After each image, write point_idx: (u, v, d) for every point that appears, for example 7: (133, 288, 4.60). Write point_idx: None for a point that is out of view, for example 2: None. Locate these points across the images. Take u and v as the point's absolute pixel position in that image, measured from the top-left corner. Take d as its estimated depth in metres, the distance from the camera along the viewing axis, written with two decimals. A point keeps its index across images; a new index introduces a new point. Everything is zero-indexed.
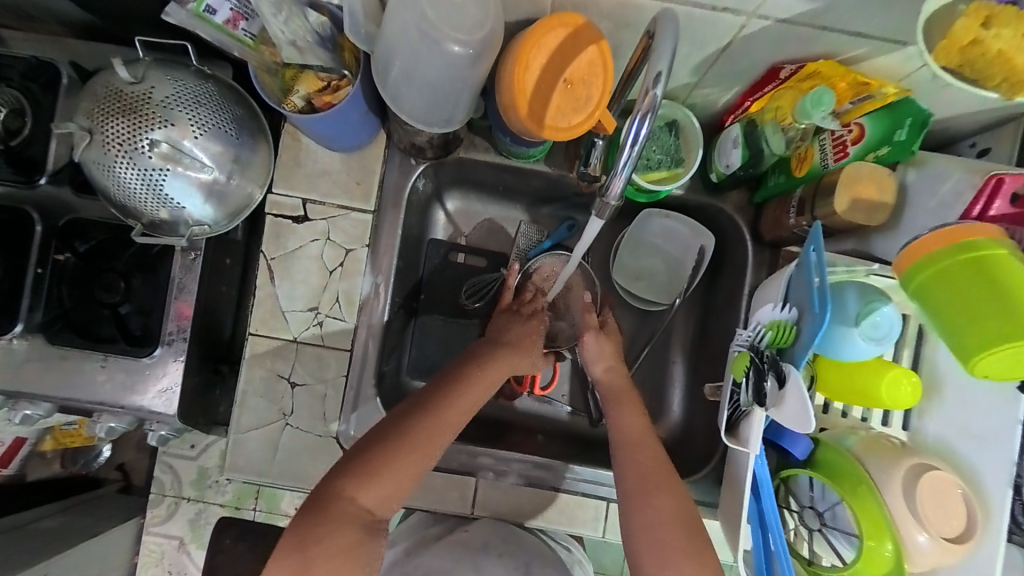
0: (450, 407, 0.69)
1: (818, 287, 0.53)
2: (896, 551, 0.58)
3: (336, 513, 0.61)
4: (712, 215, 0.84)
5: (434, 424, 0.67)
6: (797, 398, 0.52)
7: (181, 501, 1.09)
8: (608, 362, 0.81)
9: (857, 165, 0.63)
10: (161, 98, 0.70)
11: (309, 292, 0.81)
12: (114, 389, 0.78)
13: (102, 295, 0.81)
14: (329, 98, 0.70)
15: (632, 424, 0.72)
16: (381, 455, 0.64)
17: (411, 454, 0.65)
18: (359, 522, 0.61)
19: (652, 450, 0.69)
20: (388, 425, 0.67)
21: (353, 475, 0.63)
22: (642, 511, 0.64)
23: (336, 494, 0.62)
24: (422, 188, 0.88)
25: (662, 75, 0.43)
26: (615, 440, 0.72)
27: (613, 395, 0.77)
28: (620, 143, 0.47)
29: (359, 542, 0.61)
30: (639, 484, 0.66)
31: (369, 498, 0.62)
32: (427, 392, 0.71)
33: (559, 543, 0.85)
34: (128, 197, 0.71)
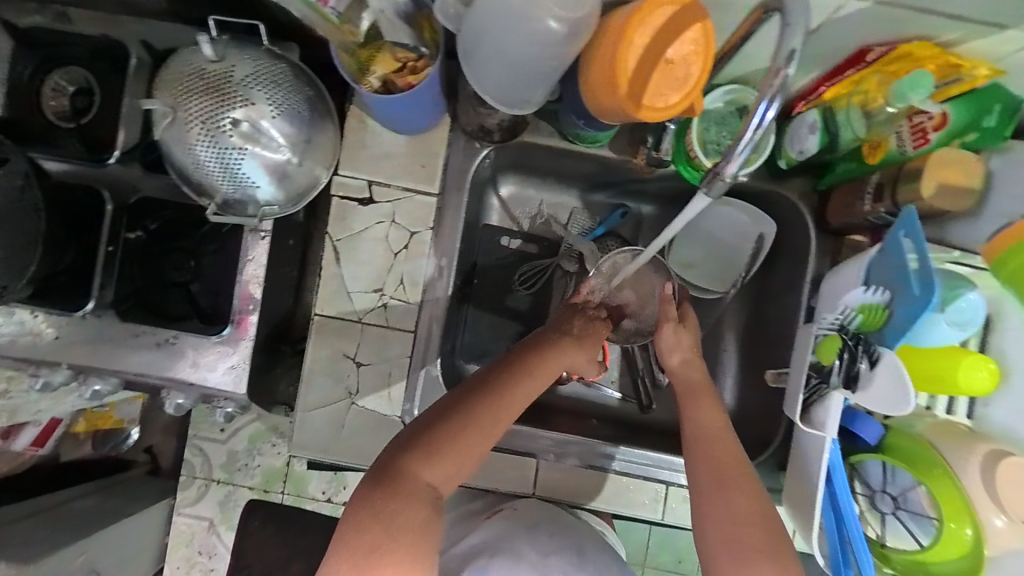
0: (512, 389, 0.68)
1: (922, 270, 0.56)
2: (976, 533, 0.59)
3: (401, 491, 0.60)
4: (774, 202, 0.84)
5: (499, 403, 0.67)
6: (890, 379, 0.57)
7: (211, 483, 1.20)
8: (687, 352, 0.79)
9: (941, 152, 0.64)
10: (242, 77, 0.71)
11: (373, 274, 0.82)
12: (185, 366, 0.80)
13: (172, 273, 0.83)
14: (410, 79, 0.71)
15: (708, 420, 0.71)
16: (446, 432, 0.63)
17: (478, 434, 0.64)
18: (427, 500, 0.61)
19: (730, 447, 0.69)
20: (449, 402, 0.66)
21: (419, 452, 0.62)
22: (716, 508, 0.64)
23: (403, 471, 0.61)
24: (482, 172, 0.89)
25: (796, 53, 0.43)
26: (689, 434, 0.71)
27: (686, 390, 0.75)
28: (741, 123, 0.46)
29: (427, 521, 0.60)
30: (713, 480, 0.66)
31: (434, 476, 0.62)
32: (487, 371, 0.70)
33: (597, 524, 0.86)
34: (206, 176, 0.72)
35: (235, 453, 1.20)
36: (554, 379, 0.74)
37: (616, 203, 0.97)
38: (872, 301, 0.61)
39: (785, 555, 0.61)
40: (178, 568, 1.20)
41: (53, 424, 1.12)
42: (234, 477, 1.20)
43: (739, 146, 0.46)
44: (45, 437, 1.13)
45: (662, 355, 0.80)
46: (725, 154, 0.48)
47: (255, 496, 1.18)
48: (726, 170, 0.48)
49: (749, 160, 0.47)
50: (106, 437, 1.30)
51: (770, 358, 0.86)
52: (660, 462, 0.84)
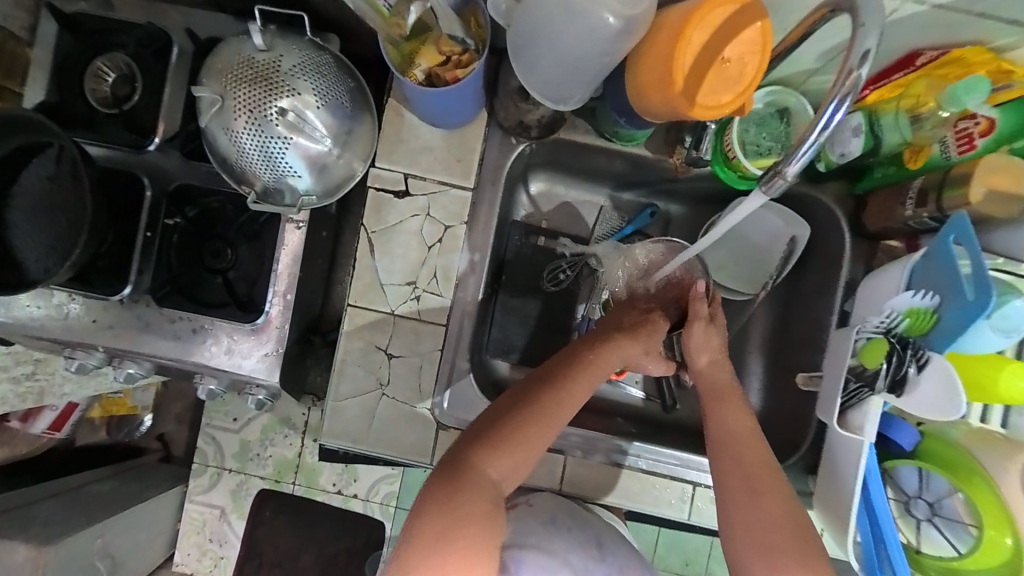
0: (574, 385, 0.69)
1: (977, 275, 0.57)
2: (1015, 541, 0.60)
3: (467, 483, 0.61)
4: (809, 206, 0.84)
5: (560, 399, 0.68)
6: (941, 386, 0.57)
7: (223, 471, 1.18)
8: (715, 354, 0.78)
9: (990, 158, 0.63)
10: (289, 67, 0.71)
11: (408, 266, 0.83)
12: (220, 353, 0.81)
13: (210, 261, 0.83)
14: (454, 73, 0.71)
15: (735, 423, 0.71)
16: (509, 425, 0.64)
17: (539, 428, 0.65)
18: (491, 492, 0.62)
19: (758, 451, 0.68)
20: (511, 397, 0.68)
21: (483, 445, 0.63)
22: (746, 511, 0.64)
23: (467, 463, 0.62)
24: (516, 168, 0.89)
25: (871, 53, 0.44)
26: (713, 437, 0.71)
27: (713, 393, 0.75)
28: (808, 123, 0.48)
29: (491, 512, 0.60)
30: (740, 485, 0.66)
31: (497, 469, 0.63)
32: (546, 368, 0.71)
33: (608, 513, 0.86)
34: (250, 165, 0.73)
35: (246, 443, 1.19)
36: (612, 373, 0.75)
37: (645, 203, 0.97)
38: (921, 306, 0.62)
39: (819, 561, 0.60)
40: (189, 555, 1.19)
41: (69, 409, 1.17)
42: (247, 467, 1.18)
43: (803, 148, 0.48)
44: (62, 423, 1.18)
45: (688, 356, 0.79)
46: (788, 153, 0.49)
47: (266, 486, 1.17)
48: (788, 168, 0.49)
49: (810, 161, 0.49)
50: (120, 424, 1.31)
51: (800, 362, 0.86)
52: (687, 462, 0.84)
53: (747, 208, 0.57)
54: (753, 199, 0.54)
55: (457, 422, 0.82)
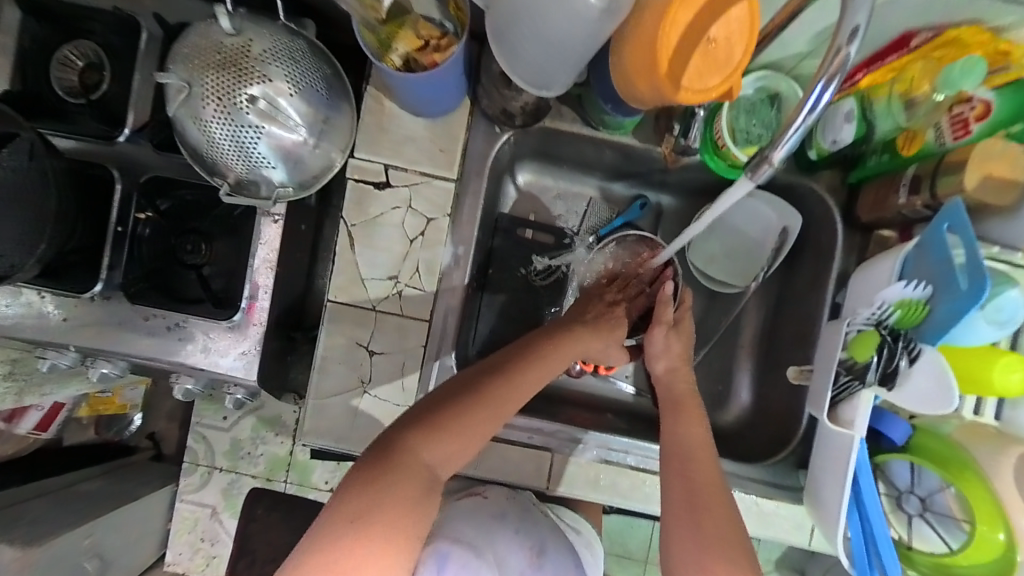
0: (523, 376, 0.69)
1: (972, 266, 0.55)
2: (1008, 538, 0.58)
3: (399, 464, 0.58)
4: (802, 195, 0.83)
5: (508, 388, 0.67)
6: (933, 378, 0.56)
7: (214, 471, 1.19)
8: (674, 360, 0.81)
9: (988, 143, 0.61)
10: (259, 52, 0.68)
11: (390, 261, 0.80)
12: (193, 350, 0.79)
13: (186, 256, 0.80)
14: (435, 57, 0.68)
15: (688, 435, 0.71)
16: (454, 410, 0.63)
17: (485, 415, 0.64)
18: (425, 478, 0.59)
19: (707, 466, 0.67)
20: (458, 384, 0.67)
21: (423, 427, 0.61)
22: (688, 531, 0.63)
23: (405, 445, 0.60)
24: (503, 157, 0.86)
25: (860, 29, 0.41)
26: (666, 449, 0.71)
27: (672, 402, 0.76)
28: (792, 108, 0.45)
29: (420, 498, 0.58)
30: (685, 501, 0.65)
31: (436, 454, 0.60)
32: (498, 359, 0.71)
33: (568, 521, 0.83)
34: (222, 155, 0.70)
35: (238, 442, 1.19)
36: (564, 366, 0.76)
37: (636, 194, 0.95)
38: (911, 297, 0.60)
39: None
40: (182, 553, 1.20)
41: (56, 407, 1.13)
42: (238, 465, 1.19)
43: (790, 133, 0.46)
44: (48, 420, 1.14)
45: (647, 361, 0.82)
46: (773, 140, 0.47)
47: (258, 484, 1.17)
48: (774, 155, 0.47)
49: (796, 146, 0.47)
50: (110, 421, 1.29)
51: (792, 355, 0.84)
52: None
53: (734, 198, 0.55)
54: (739, 188, 0.52)
55: None
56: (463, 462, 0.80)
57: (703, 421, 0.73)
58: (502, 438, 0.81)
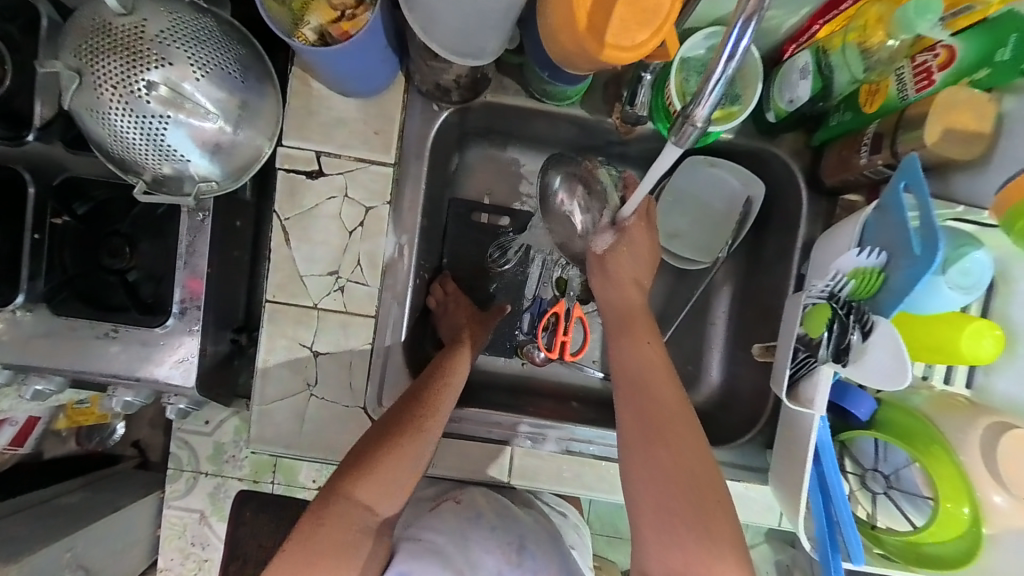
0: (429, 392, 0.67)
1: (925, 230, 0.51)
2: (974, 513, 0.55)
3: (330, 517, 0.57)
4: (764, 160, 0.78)
5: (416, 412, 0.65)
6: (886, 351, 0.52)
7: (199, 475, 1.13)
8: (614, 274, 0.75)
9: (952, 92, 0.57)
10: (155, 32, 0.62)
11: (329, 255, 0.76)
12: (127, 360, 0.73)
13: (107, 260, 0.77)
14: (347, 27, 0.63)
15: (638, 359, 0.66)
16: (381, 449, 0.61)
17: (400, 445, 0.62)
18: (363, 522, 0.58)
19: (662, 389, 0.62)
20: (384, 421, 0.65)
21: (353, 472, 0.60)
22: (643, 459, 0.58)
23: (336, 493, 0.58)
24: (447, 137, 0.81)
25: None
26: (620, 378, 0.65)
27: (617, 322, 0.72)
28: (712, 57, 0.42)
29: (357, 542, 0.57)
30: (640, 435, 0.59)
31: (363, 497, 0.59)
32: (420, 382, 0.69)
33: (552, 505, 0.81)
34: (128, 149, 0.64)
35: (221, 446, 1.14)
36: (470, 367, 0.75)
37: None
38: (867, 265, 0.56)
39: (719, 524, 0.54)
40: (173, 560, 1.14)
41: (31, 421, 0.99)
42: (223, 469, 1.14)
43: (711, 85, 0.43)
44: (28, 435, 1.00)
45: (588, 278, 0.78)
46: (696, 97, 0.44)
47: (245, 486, 1.12)
48: (696, 113, 0.44)
49: (720, 103, 0.44)
50: (90, 431, 1.15)
51: (759, 331, 0.81)
52: None
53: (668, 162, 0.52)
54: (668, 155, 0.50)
55: None
56: None
57: (655, 339, 0.68)
58: (460, 434, 0.78)
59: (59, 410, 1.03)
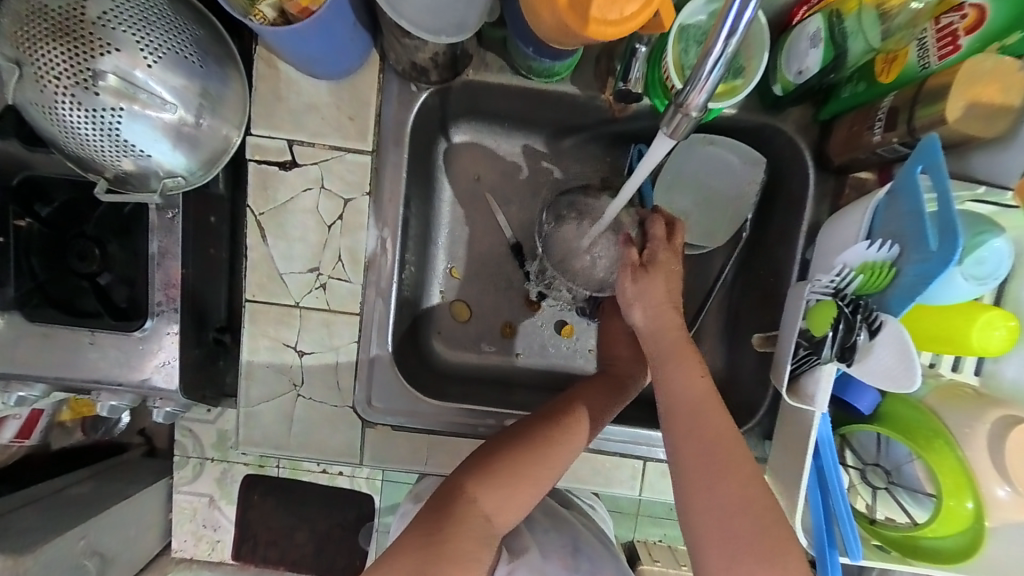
0: (575, 417, 0.66)
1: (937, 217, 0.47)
2: (977, 507, 0.54)
3: (460, 514, 0.57)
4: (767, 137, 0.73)
5: (560, 434, 0.64)
6: (893, 351, 0.50)
7: (206, 460, 1.00)
8: (656, 305, 0.63)
9: (979, 60, 0.51)
10: (96, 15, 0.56)
11: (308, 251, 0.72)
12: (109, 366, 0.71)
13: (77, 263, 0.76)
14: (305, 2, 0.57)
15: (687, 388, 0.58)
16: (509, 460, 0.62)
17: (539, 460, 0.62)
18: (484, 532, 0.58)
19: (719, 418, 0.56)
20: (507, 434, 0.65)
21: (478, 474, 0.60)
22: (704, 495, 0.53)
23: (461, 491, 0.59)
24: (426, 121, 0.76)
25: None
26: (668, 407, 0.58)
27: (664, 349, 0.61)
28: (708, 32, 0.38)
29: (477, 550, 0.56)
30: (702, 465, 0.54)
31: (491, 501, 0.59)
32: (555, 403, 0.68)
33: (585, 501, 0.81)
34: (82, 145, 0.60)
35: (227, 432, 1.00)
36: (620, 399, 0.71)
37: (587, 150, 0.84)
38: (876, 259, 0.52)
39: (793, 560, 0.50)
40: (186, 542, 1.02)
41: (36, 415, 0.89)
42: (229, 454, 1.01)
43: (708, 67, 0.39)
44: (33, 428, 0.90)
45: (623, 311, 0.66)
46: (693, 79, 0.41)
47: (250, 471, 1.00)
48: (691, 101, 0.42)
49: (718, 85, 0.40)
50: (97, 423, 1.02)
51: (758, 319, 0.78)
52: (638, 438, 0.77)
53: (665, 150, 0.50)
54: (662, 145, 0.49)
55: (384, 417, 0.74)
56: (411, 459, 0.76)
57: (704, 367, 0.59)
58: (452, 431, 0.77)
59: (64, 403, 0.93)
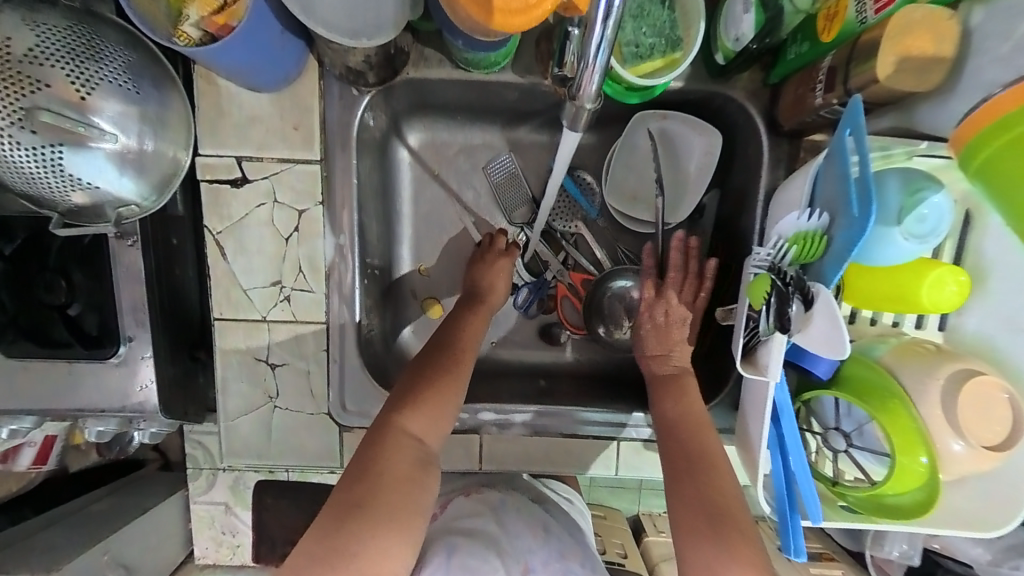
0: (469, 331, 0.69)
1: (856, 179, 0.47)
2: (931, 462, 0.55)
3: (389, 444, 0.57)
4: (717, 106, 0.72)
5: (460, 349, 0.66)
6: (827, 320, 0.49)
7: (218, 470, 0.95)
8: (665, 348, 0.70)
9: (910, 9, 0.50)
10: (21, 52, 0.56)
11: (268, 264, 0.73)
12: (94, 392, 0.74)
13: (45, 296, 0.74)
14: (224, 19, 0.58)
15: (689, 433, 0.62)
16: (427, 384, 0.62)
17: (449, 376, 0.63)
18: (416, 453, 0.58)
19: (724, 480, 0.57)
20: (418, 364, 0.64)
21: (403, 404, 0.60)
22: (701, 551, 0.53)
23: (388, 425, 0.58)
24: (374, 123, 0.75)
25: None
26: (668, 451, 0.61)
27: (659, 390, 0.67)
28: (590, 19, 0.45)
29: (413, 471, 0.56)
30: (701, 526, 0.54)
31: (417, 424, 0.59)
32: (454, 325, 0.70)
33: (560, 493, 0.79)
34: (30, 183, 0.60)
35: None
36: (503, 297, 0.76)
37: (544, 135, 0.83)
38: (809, 228, 0.53)
39: None
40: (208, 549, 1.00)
41: (49, 441, 0.87)
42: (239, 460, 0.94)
43: (592, 51, 0.46)
44: (49, 455, 0.89)
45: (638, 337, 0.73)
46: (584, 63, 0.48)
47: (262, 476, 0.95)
48: (581, 94, 0.50)
49: (606, 63, 0.47)
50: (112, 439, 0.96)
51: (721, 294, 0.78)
52: (608, 420, 0.79)
53: (572, 143, 0.59)
54: (568, 137, 0.57)
55: (358, 420, 0.76)
56: None
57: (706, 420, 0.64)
58: None
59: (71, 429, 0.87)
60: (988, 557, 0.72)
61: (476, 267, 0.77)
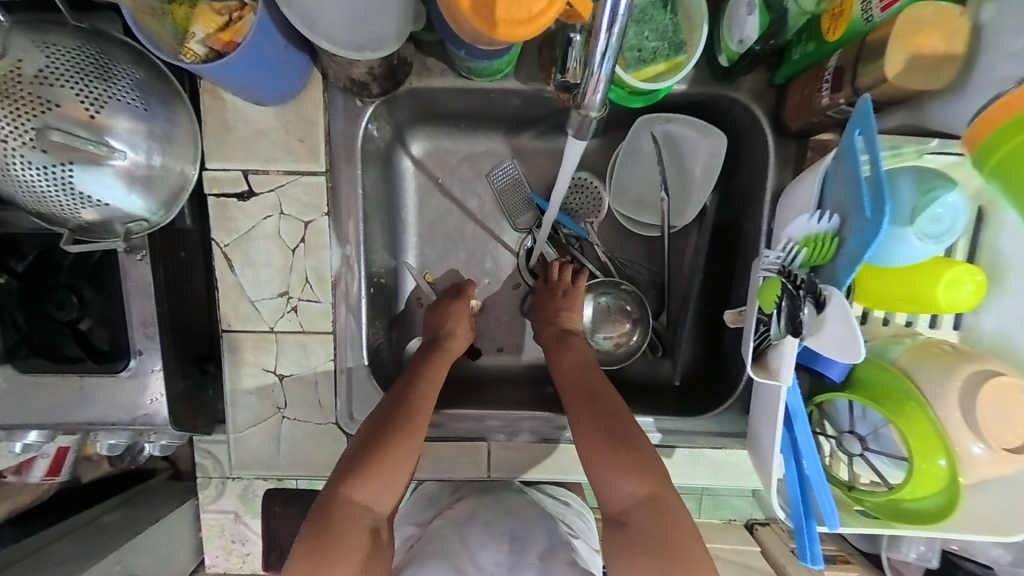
0: (425, 386, 0.69)
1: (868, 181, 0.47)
2: (951, 465, 0.53)
3: (340, 518, 0.59)
4: (721, 108, 0.72)
5: (414, 409, 0.66)
6: (840, 324, 0.48)
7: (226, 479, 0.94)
8: (551, 320, 0.76)
9: (918, 7, 0.50)
10: (32, 74, 0.57)
11: (275, 276, 0.73)
12: (108, 406, 0.75)
13: (55, 312, 0.75)
14: (229, 36, 0.58)
15: (581, 373, 0.69)
16: (378, 450, 0.62)
17: (400, 441, 0.64)
18: (366, 520, 0.60)
19: (616, 404, 0.66)
20: (371, 427, 0.65)
21: (352, 475, 0.61)
22: (609, 474, 0.61)
23: (339, 497, 0.60)
24: (378, 133, 0.75)
25: None
26: (569, 395, 0.68)
27: (554, 346, 0.74)
28: (596, 27, 0.45)
29: (365, 541, 0.59)
30: (603, 450, 0.62)
31: (367, 493, 0.61)
32: (407, 382, 0.69)
33: (558, 498, 0.78)
34: (42, 202, 0.61)
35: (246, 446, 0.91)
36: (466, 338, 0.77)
37: (547, 141, 0.83)
38: (819, 230, 0.53)
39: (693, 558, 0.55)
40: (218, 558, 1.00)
41: (61, 452, 0.87)
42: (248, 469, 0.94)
43: (597, 60, 0.46)
44: (62, 466, 0.90)
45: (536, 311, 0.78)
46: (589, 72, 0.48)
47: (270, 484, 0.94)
48: (587, 104, 0.50)
49: (613, 71, 0.47)
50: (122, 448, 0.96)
51: (729, 296, 0.77)
52: None
53: (577, 151, 0.58)
54: (574, 145, 0.57)
55: None
56: None
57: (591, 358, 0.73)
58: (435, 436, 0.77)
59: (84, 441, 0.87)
60: (1009, 557, 0.70)
61: (434, 314, 0.79)
